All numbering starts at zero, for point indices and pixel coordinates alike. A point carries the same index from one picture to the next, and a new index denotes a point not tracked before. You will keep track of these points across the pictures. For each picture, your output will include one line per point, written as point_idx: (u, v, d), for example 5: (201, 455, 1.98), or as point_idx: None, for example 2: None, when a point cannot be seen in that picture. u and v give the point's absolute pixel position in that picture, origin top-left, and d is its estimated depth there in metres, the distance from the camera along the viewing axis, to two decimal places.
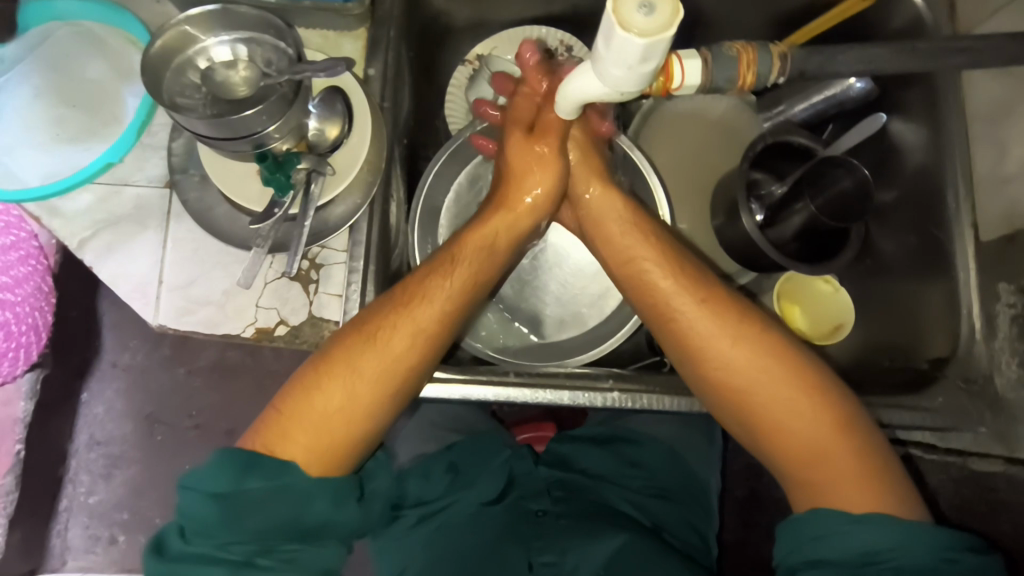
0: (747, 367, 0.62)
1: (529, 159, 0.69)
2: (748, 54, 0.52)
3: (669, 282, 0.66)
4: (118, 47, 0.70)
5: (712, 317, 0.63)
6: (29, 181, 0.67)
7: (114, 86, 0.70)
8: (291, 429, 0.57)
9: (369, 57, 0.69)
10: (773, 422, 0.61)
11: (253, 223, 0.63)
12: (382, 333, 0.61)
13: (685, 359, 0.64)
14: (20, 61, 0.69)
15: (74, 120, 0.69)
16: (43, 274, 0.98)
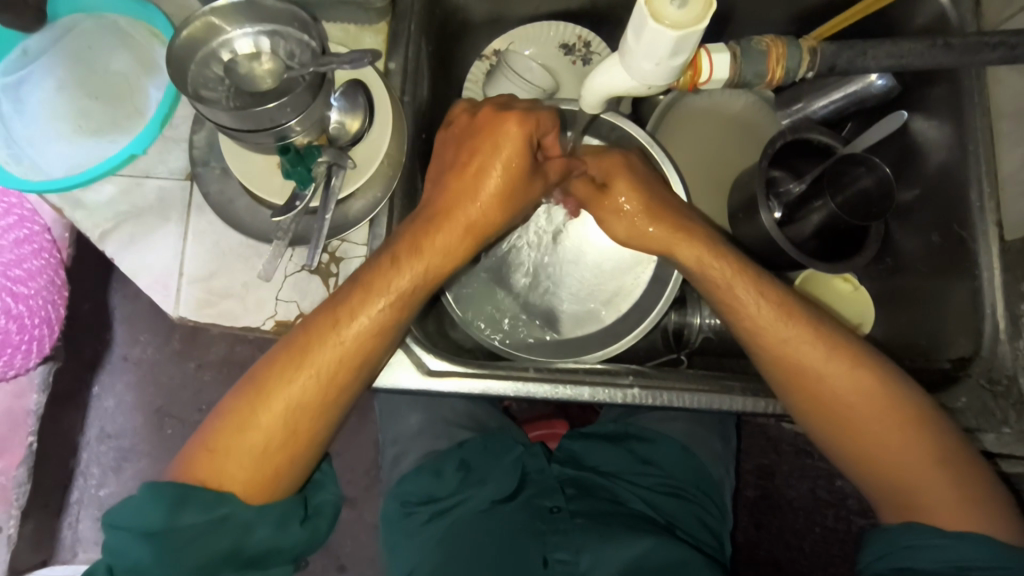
0: (845, 385, 0.63)
1: (483, 160, 0.62)
2: (778, 49, 0.53)
3: (762, 296, 0.65)
4: (140, 39, 0.70)
5: (809, 332, 0.64)
6: (53, 172, 0.68)
7: (137, 79, 0.70)
8: (224, 460, 0.59)
9: (390, 51, 0.70)
10: (873, 443, 0.63)
11: (274, 215, 0.63)
12: (308, 356, 0.60)
13: (781, 370, 0.65)
14: (44, 52, 0.70)
15: (98, 112, 0.69)
16: (56, 269, 1.00)
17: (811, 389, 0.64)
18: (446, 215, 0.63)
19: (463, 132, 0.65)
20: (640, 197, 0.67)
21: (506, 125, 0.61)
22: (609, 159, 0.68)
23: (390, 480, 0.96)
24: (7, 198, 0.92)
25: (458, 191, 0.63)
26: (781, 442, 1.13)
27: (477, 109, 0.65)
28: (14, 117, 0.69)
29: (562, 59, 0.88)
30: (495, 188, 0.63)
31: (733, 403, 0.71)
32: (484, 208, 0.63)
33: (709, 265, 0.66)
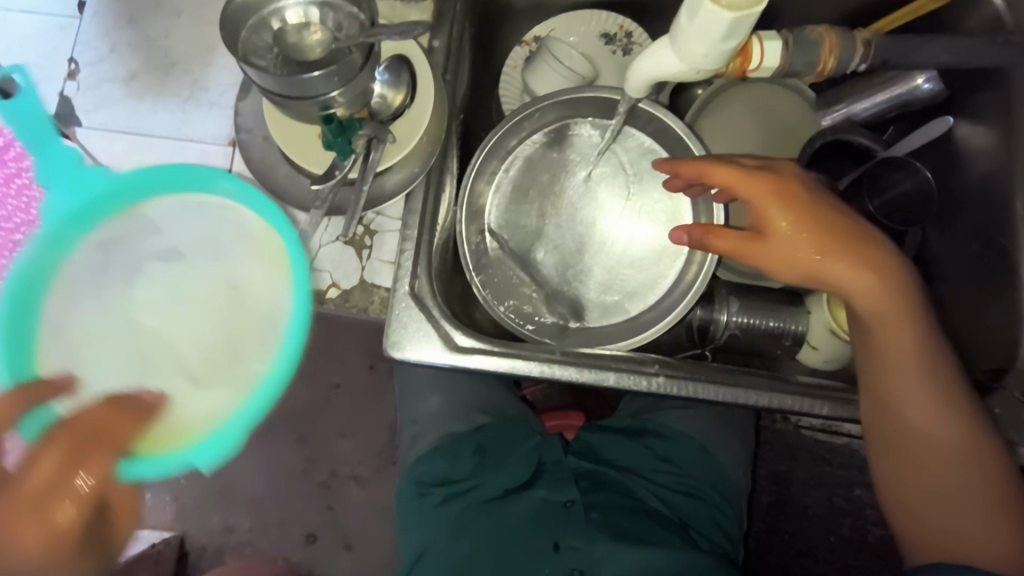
0: (932, 429, 0.64)
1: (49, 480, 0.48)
2: (830, 39, 0.52)
3: (899, 325, 0.64)
4: (256, 314, 0.60)
5: (920, 368, 0.64)
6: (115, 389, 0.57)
7: (251, 335, 0.59)
8: None
9: (434, 29, 0.70)
10: (933, 484, 0.64)
11: (313, 183, 0.64)
12: None
13: (880, 399, 0.65)
14: (136, 271, 0.61)
15: (211, 330, 0.60)
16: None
17: (900, 422, 0.65)
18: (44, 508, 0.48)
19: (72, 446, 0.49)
20: (803, 239, 0.62)
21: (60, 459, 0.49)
22: (762, 184, 0.63)
23: (405, 461, 0.97)
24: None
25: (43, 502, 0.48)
26: (799, 449, 1.11)
27: (75, 427, 0.50)
28: (72, 71, 0.71)
29: (602, 48, 0.88)
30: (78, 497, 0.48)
31: (759, 399, 0.70)
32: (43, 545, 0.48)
33: (870, 309, 0.64)
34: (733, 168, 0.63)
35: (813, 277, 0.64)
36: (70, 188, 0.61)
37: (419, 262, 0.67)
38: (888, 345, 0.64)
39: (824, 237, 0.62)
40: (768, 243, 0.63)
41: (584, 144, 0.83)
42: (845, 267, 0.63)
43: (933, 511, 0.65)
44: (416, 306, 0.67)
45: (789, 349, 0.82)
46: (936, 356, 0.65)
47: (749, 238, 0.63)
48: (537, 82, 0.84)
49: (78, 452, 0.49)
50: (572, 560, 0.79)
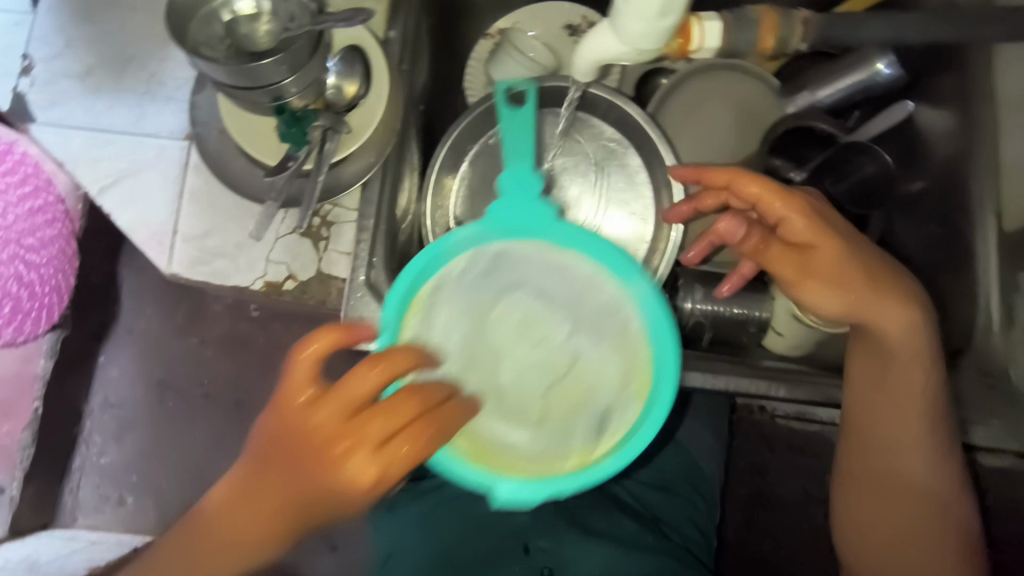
0: (901, 454, 0.68)
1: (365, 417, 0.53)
2: (770, 18, 0.52)
3: (916, 367, 0.66)
4: (613, 394, 0.64)
5: (917, 408, 0.67)
6: (528, 449, 0.63)
7: (581, 392, 0.66)
8: None
9: (390, 20, 0.70)
10: (884, 509, 0.69)
11: (267, 175, 0.64)
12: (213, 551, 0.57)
13: (869, 425, 0.69)
14: (498, 293, 0.67)
15: (557, 394, 0.66)
16: (68, 239, 1.00)
17: (878, 449, 0.69)
18: (271, 473, 0.56)
19: (366, 429, 0.53)
20: (836, 269, 0.64)
21: (395, 412, 0.53)
22: (801, 209, 0.65)
23: None
24: (24, 168, 0.96)
25: (283, 469, 0.55)
26: (775, 439, 1.11)
27: (413, 396, 0.55)
28: (27, 66, 0.70)
29: (565, 39, 0.87)
30: (367, 461, 0.53)
31: (720, 383, 0.71)
32: (334, 506, 0.54)
33: (892, 341, 0.66)
34: (764, 184, 0.66)
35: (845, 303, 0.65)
36: (507, 223, 0.63)
37: (375, 251, 0.66)
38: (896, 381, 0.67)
39: (848, 265, 0.65)
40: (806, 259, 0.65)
41: (548, 133, 0.82)
42: (872, 296, 0.65)
43: (877, 534, 0.70)
44: (372, 296, 0.65)
45: (754, 335, 0.83)
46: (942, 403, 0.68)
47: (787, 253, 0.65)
48: (500, 74, 0.85)
49: (397, 435, 0.53)
50: (544, 563, 0.78)
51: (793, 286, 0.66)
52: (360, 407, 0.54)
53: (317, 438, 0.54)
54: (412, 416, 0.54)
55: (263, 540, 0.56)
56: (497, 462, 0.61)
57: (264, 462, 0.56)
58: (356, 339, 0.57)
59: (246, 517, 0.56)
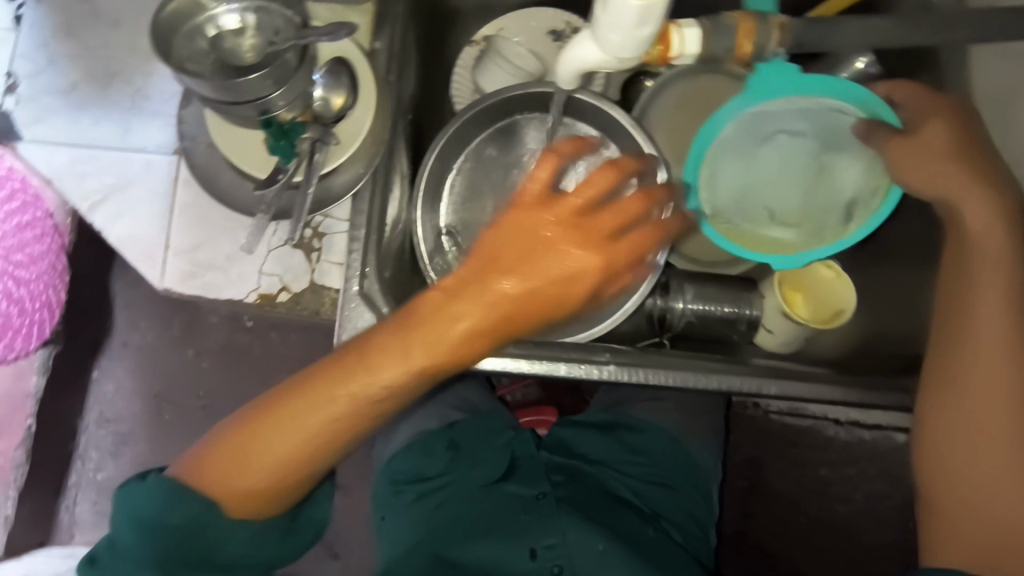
0: (999, 447, 0.58)
1: (539, 245, 0.57)
2: (747, 24, 0.53)
3: (1003, 279, 0.61)
4: (858, 191, 0.76)
5: (1008, 327, 0.60)
6: (860, 177, 0.76)
7: (835, 200, 0.77)
8: (246, 461, 0.59)
9: (376, 30, 0.71)
10: (972, 458, 0.59)
11: (258, 189, 0.66)
12: (298, 407, 0.58)
13: (948, 345, 0.62)
14: (772, 136, 0.78)
15: (809, 201, 0.78)
16: (57, 255, 0.99)
17: (962, 376, 0.61)
18: (399, 346, 0.56)
19: (557, 233, 0.58)
20: (955, 147, 0.66)
21: (586, 249, 0.57)
22: (946, 105, 0.68)
23: (379, 458, 0.97)
24: (12, 183, 0.94)
25: (437, 312, 0.56)
26: (770, 433, 1.12)
27: (616, 215, 0.60)
28: (11, 83, 0.71)
29: (550, 45, 0.87)
30: (571, 261, 0.57)
31: (712, 381, 0.71)
32: (520, 324, 0.58)
33: (973, 240, 0.64)
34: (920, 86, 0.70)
35: (931, 182, 0.67)
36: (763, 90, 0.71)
37: (368, 262, 0.67)
38: (977, 292, 0.62)
39: (963, 152, 0.66)
40: (912, 137, 0.68)
41: (534, 141, 0.85)
42: (955, 183, 0.66)
43: (965, 485, 0.59)
44: (366, 306, 0.66)
45: (745, 333, 0.85)
46: None
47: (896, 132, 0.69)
48: (489, 83, 0.86)
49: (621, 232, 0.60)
50: (551, 560, 0.77)
51: (892, 166, 0.70)
52: (538, 236, 0.58)
53: (529, 231, 0.58)
54: (612, 224, 0.60)
55: (345, 424, 0.58)
56: (777, 249, 0.77)
57: (388, 331, 0.57)
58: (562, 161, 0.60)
59: (365, 380, 0.57)
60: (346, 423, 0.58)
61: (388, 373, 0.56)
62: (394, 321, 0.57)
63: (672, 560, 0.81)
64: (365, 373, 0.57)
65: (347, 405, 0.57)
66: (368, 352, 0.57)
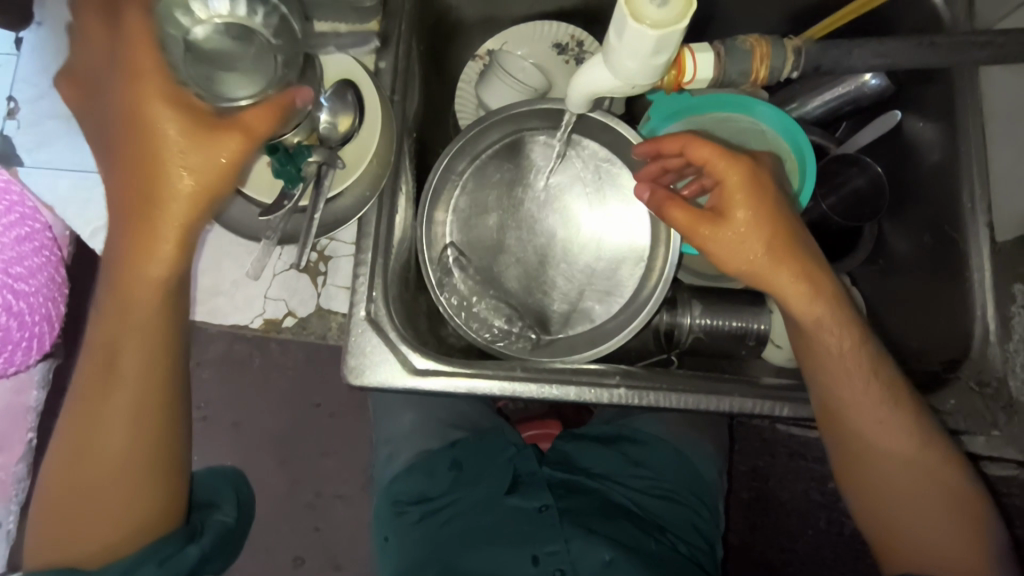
0: (901, 475, 0.66)
1: (136, 132, 0.56)
2: (761, 48, 0.58)
3: (842, 342, 0.64)
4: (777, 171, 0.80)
5: (858, 379, 0.65)
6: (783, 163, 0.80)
7: None
8: (85, 459, 0.61)
9: (380, 51, 0.71)
10: (888, 490, 0.66)
11: (264, 214, 0.66)
12: (107, 389, 0.60)
13: (820, 406, 0.67)
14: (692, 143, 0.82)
15: None
16: (58, 266, 0.81)
17: (837, 426, 0.66)
18: (122, 320, 0.60)
19: (155, 96, 0.55)
20: (784, 221, 0.64)
21: (159, 114, 0.55)
22: (739, 166, 0.63)
23: (380, 478, 0.96)
24: (7, 195, 0.76)
25: (148, 161, 0.56)
26: (776, 444, 1.11)
27: (155, 78, 0.56)
28: (12, 108, 0.79)
29: (555, 58, 0.86)
30: (174, 129, 0.55)
31: (722, 403, 0.71)
32: (194, 191, 0.56)
33: (803, 318, 0.65)
34: (715, 146, 0.64)
35: (761, 271, 0.63)
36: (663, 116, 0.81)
37: (375, 286, 0.68)
38: (823, 362, 0.65)
39: (775, 236, 0.63)
40: (723, 225, 0.63)
41: (537, 158, 0.83)
42: (783, 268, 0.63)
43: (884, 514, 0.67)
44: (373, 331, 0.67)
45: (754, 349, 0.83)
46: (885, 371, 0.65)
47: (707, 217, 0.63)
48: (493, 99, 0.85)
49: (142, 95, 0.55)
50: (553, 567, 0.76)
51: (713, 255, 0.64)
52: (129, 100, 0.56)
53: (137, 111, 0.56)
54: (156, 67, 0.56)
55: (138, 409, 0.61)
56: None
57: (111, 321, 0.60)
58: (293, 95, 0.56)
59: (126, 373, 0.60)
60: (143, 402, 0.61)
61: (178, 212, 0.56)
62: (107, 314, 0.60)
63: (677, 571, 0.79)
64: (141, 262, 0.58)
65: (128, 390, 0.60)
66: (123, 327, 0.60)
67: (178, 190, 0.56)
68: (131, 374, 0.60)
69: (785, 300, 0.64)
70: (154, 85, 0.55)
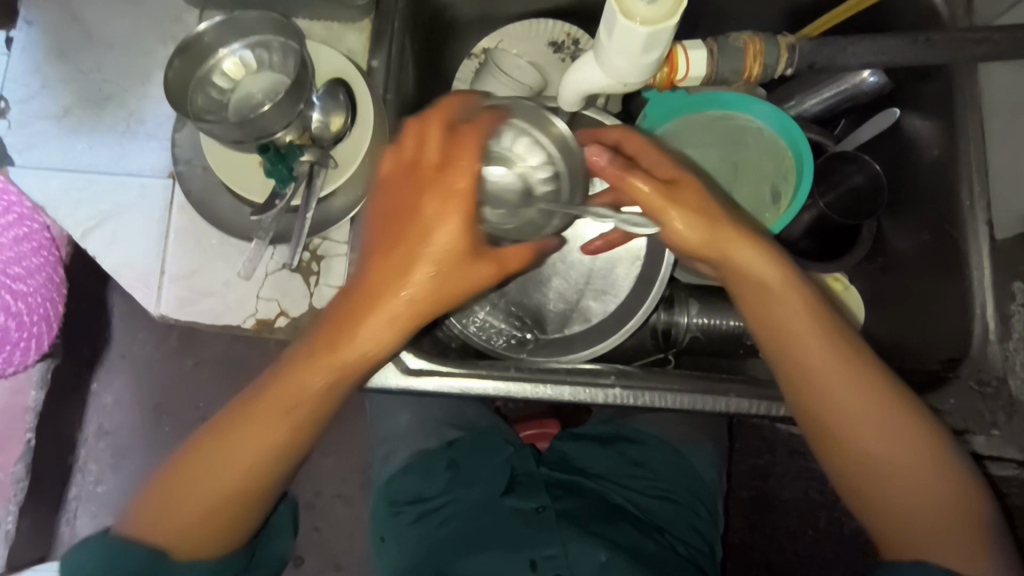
0: (896, 461, 0.58)
1: (432, 214, 0.55)
2: (755, 45, 0.57)
3: (807, 315, 0.60)
4: (773, 172, 0.80)
5: (830, 352, 0.59)
6: (777, 163, 0.80)
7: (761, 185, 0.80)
8: (203, 473, 0.57)
9: (373, 48, 0.71)
10: (885, 477, 0.58)
11: (256, 214, 0.67)
12: (260, 417, 0.57)
13: (795, 389, 0.60)
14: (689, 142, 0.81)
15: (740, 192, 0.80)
16: (56, 266, 0.92)
17: (816, 408, 0.60)
18: (300, 361, 0.56)
19: (452, 189, 0.55)
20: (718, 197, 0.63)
21: (452, 206, 0.55)
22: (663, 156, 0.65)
23: (378, 479, 0.96)
24: (7, 196, 0.83)
25: (392, 268, 0.55)
26: (776, 442, 1.11)
27: (452, 168, 0.56)
28: (3, 108, 0.78)
29: (550, 56, 0.85)
30: (456, 224, 0.55)
31: (718, 403, 0.70)
32: (426, 300, 0.55)
33: (761, 288, 0.60)
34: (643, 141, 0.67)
35: (717, 240, 0.60)
36: (658, 114, 0.80)
37: None
38: (788, 338, 0.60)
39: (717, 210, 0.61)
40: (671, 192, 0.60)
41: None
42: (735, 236, 0.60)
43: (886, 509, 0.58)
44: None
45: (751, 348, 0.82)
46: (854, 343, 0.61)
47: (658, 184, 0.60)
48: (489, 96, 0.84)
49: (451, 189, 0.55)
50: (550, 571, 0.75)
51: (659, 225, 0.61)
52: (446, 183, 0.55)
53: (427, 194, 0.55)
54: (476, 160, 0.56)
55: (285, 450, 0.58)
56: None
57: (297, 359, 0.57)
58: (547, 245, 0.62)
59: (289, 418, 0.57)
60: (280, 440, 0.57)
61: (398, 310, 0.55)
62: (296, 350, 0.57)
63: (675, 572, 0.78)
64: (348, 339, 0.55)
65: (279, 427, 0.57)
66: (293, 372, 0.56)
67: (416, 296, 0.55)
68: (289, 410, 0.56)
69: (742, 272, 0.60)
70: (461, 178, 0.55)
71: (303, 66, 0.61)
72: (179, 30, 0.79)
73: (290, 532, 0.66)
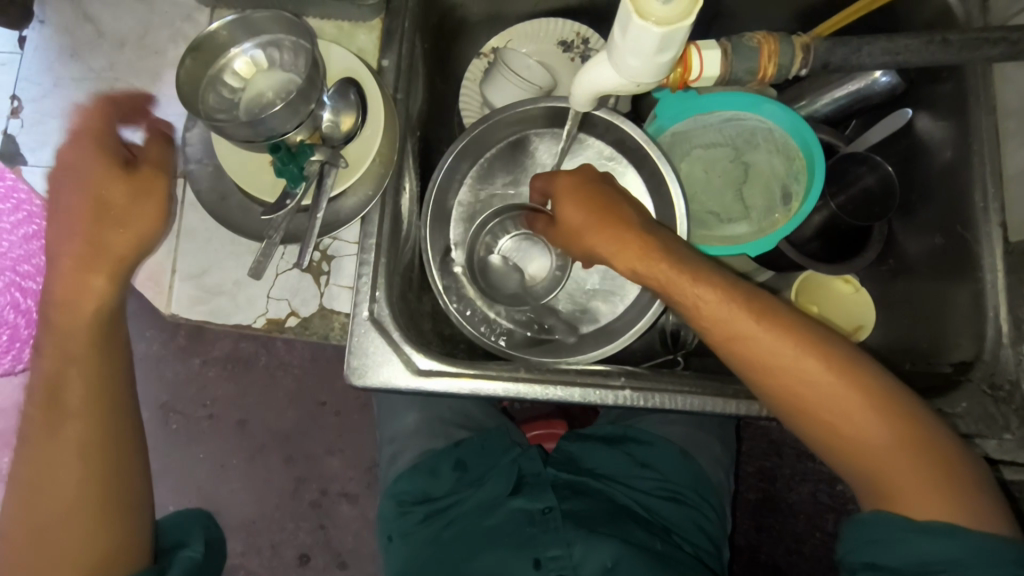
0: (844, 418, 0.57)
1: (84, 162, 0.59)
2: (770, 45, 0.57)
3: (707, 289, 0.59)
4: (783, 174, 0.80)
5: (743, 321, 0.58)
6: (787, 165, 0.80)
7: (771, 187, 0.81)
8: (44, 501, 0.56)
9: (384, 47, 0.71)
10: (837, 433, 0.58)
11: (267, 213, 0.66)
12: (60, 418, 0.57)
13: (735, 363, 0.60)
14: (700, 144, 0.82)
15: (751, 194, 0.81)
16: None
17: (756, 378, 0.59)
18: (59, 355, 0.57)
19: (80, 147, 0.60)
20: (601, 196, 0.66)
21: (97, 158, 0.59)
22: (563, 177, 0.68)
23: (384, 478, 0.96)
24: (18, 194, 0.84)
25: (86, 217, 0.58)
26: (783, 444, 1.11)
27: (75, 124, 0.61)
28: (16, 108, 0.79)
29: (560, 56, 0.86)
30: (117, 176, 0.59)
31: (729, 406, 0.70)
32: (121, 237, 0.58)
33: (664, 267, 0.61)
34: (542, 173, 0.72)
35: (580, 233, 0.65)
36: (672, 115, 0.80)
37: (378, 284, 0.67)
38: (703, 315, 0.59)
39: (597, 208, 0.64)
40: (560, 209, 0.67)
41: (542, 157, 0.83)
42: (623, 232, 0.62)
43: (848, 462, 0.58)
44: (376, 331, 0.67)
45: None
46: (765, 305, 0.59)
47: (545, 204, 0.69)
48: (498, 97, 0.83)
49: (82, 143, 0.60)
50: (555, 571, 0.75)
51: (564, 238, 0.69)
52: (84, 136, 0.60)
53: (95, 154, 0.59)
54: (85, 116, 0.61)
55: (102, 433, 0.58)
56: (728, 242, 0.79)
57: (48, 361, 0.57)
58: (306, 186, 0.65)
59: (77, 402, 0.58)
60: (96, 430, 0.58)
61: (122, 245, 0.58)
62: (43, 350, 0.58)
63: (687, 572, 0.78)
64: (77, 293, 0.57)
65: (84, 426, 0.57)
66: (63, 359, 0.57)
67: (116, 230, 0.58)
68: (86, 404, 0.58)
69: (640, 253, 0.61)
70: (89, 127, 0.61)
71: (315, 67, 0.61)
72: (190, 29, 0.79)
73: (200, 535, 0.69)
